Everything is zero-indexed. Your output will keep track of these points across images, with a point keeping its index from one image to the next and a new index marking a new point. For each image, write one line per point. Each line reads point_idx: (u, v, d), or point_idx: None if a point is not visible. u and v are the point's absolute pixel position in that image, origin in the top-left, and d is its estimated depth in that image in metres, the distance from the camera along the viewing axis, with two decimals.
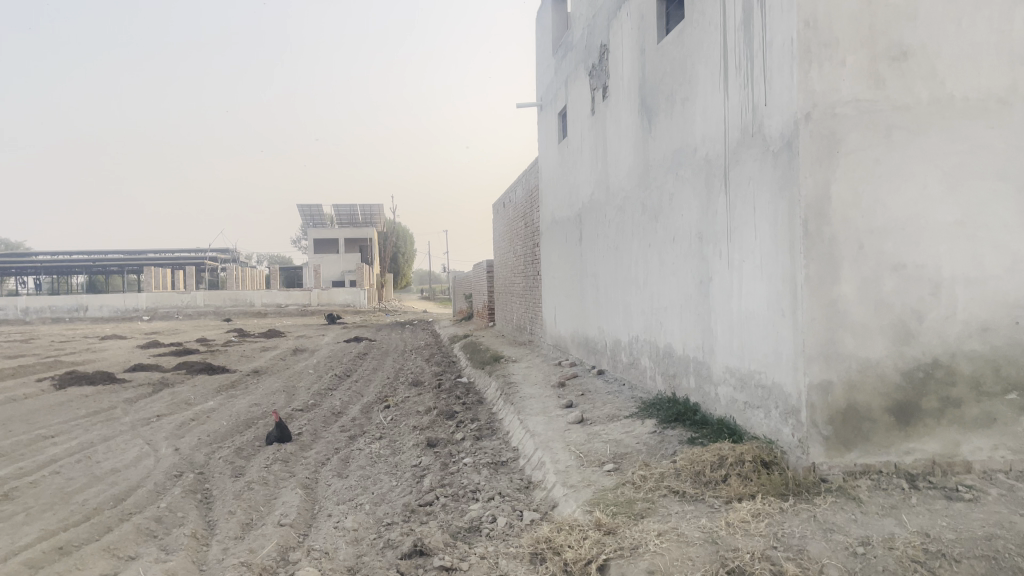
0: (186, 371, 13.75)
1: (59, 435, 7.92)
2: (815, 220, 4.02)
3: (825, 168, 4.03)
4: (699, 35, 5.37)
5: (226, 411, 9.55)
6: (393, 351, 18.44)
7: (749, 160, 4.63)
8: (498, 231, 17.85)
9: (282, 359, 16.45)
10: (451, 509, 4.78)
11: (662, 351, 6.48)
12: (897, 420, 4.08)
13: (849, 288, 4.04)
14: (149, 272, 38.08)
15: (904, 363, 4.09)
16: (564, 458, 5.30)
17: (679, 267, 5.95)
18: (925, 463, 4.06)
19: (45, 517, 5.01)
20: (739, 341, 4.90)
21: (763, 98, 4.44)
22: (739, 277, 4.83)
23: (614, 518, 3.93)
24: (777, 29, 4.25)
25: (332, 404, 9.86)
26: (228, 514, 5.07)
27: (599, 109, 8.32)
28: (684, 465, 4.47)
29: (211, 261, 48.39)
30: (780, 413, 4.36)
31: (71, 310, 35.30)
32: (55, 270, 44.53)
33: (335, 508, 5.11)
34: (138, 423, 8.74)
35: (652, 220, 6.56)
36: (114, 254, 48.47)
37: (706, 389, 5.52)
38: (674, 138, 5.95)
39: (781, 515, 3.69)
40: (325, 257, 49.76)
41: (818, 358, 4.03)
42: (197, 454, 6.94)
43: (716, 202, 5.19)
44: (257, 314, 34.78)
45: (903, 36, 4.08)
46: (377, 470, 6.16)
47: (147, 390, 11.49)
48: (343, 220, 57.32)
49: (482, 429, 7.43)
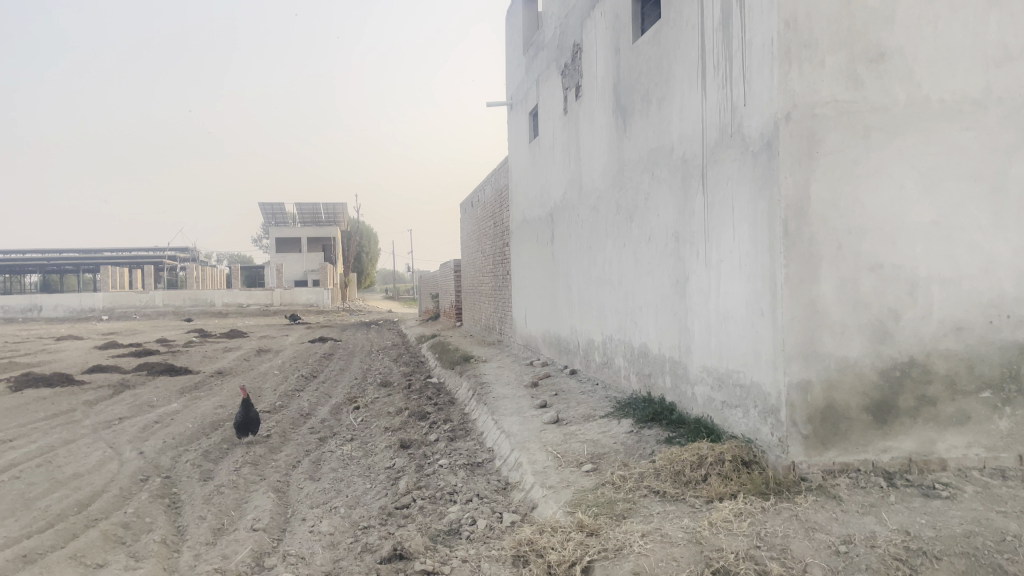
0: (148, 372, 13.45)
1: (17, 439, 7.69)
2: (795, 220, 4.04)
3: (805, 168, 4.05)
4: (676, 35, 5.37)
5: (191, 413, 9.35)
6: (360, 351, 18.26)
7: (728, 160, 4.64)
8: (466, 230, 17.78)
9: (246, 359, 16.18)
10: (429, 511, 4.72)
11: (637, 351, 6.47)
12: (875, 419, 4.12)
13: (828, 288, 4.07)
14: (107, 271, 37.28)
15: (881, 362, 4.13)
16: (542, 459, 5.26)
17: (655, 267, 5.95)
18: (901, 462, 4.11)
19: (6, 524, 4.84)
20: (717, 341, 4.91)
21: (742, 98, 4.45)
22: (718, 277, 4.84)
23: (596, 519, 3.91)
24: (756, 30, 4.27)
25: (300, 405, 9.72)
26: (198, 519, 4.95)
27: (571, 108, 8.30)
28: (664, 464, 4.46)
29: (171, 260, 47.63)
30: (758, 413, 4.38)
31: (25, 309, 34.48)
32: (8, 269, 43.47)
33: (309, 511, 5.02)
34: (99, 426, 8.52)
35: (627, 219, 6.55)
36: (70, 252, 47.46)
37: (682, 389, 5.52)
38: (650, 138, 5.95)
39: (763, 515, 3.69)
40: (288, 256, 49.22)
41: (798, 357, 4.05)
42: (164, 458, 6.77)
43: (693, 202, 5.19)
44: (218, 314, 34.21)
45: (880, 38, 4.12)
46: (350, 472, 6.06)
47: (108, 392, 11.21)
48: (306, 219, 56.69)
49: (455, 430, 7.37)
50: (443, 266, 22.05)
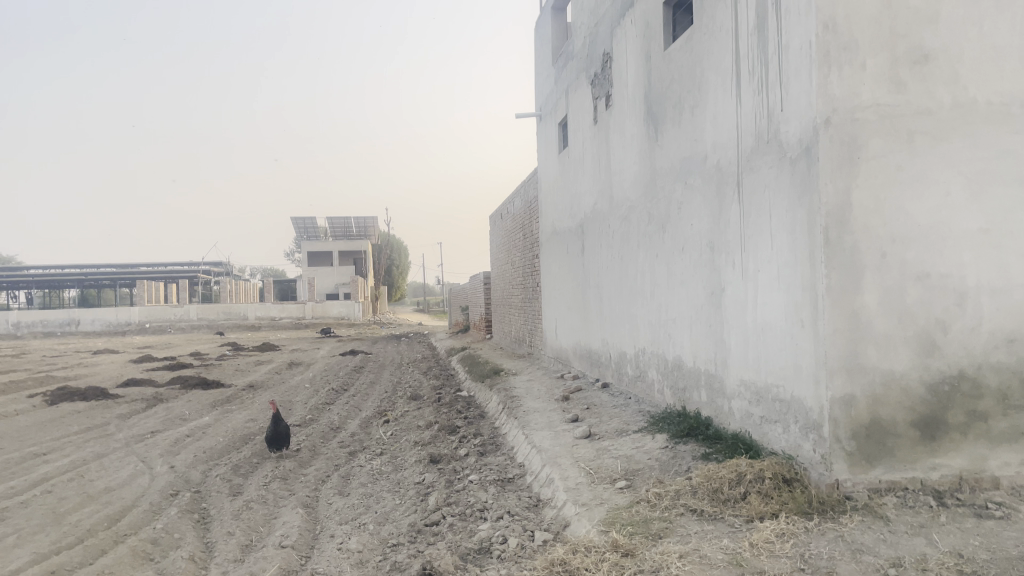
0: (181, 386, 13.52)
1: (50, 453, 7.72)
2: (836, 228, 3.90)
3: (846, 174, 3.90)
4: (708, 41, 5.27)
5: (222, 427, 9.37)
6: (391, 364, 18.25)
7: (765, 167, 4.51)
8: (496, 242, 17.71)
9: (279, 373, 16.24)
10: (458, 529, 4.62)
11: (671, 364, 6.33)
12: (923, 435, 3.95)
13: (872, 298, 3.91)
14: (142, 285, 37.78)
15: (928, 375, 3.96)
16: (574, 475, 5.14)
17: (689, 278, 5.82)
18: (952, 480, 3.92)
19: (36, 539, 4.82)
20: (755, 353, 4.76)
21: (780, 103, 4.32)
22: (755, 287, 4.70)
23: (631, 539, 3.78)
24: (793, 33, 4.14)
25: (330, 419, 9.66)
26: (227, 535, 4.90)
27: (601, 117, 8.21)
28: (701, 482, 4.31)
29: (205, 274, 48.26)
30: (799, 428, 4.22)
31: (62, 324, 35.07)
32: (47, 284, 44.29)
33: (338, 528, 4.94)
34: (131, 439, 8.54)
35: (659, 230, 6.42)
36: (107, 268, 48.31)
37: (719, 403, 5.38)
38: (682, 146, 5.84)
39: (807, 535, 3.54)
40: (320, 270, 49.62)
41: (841, 371, 3.89)
42: (194, 472, 6.75)
43: (729, 211, 5.06)
44: (251, 328, 34.50)
45: (924, 39, 3.97)
46: (379, 487, 5.99)
47: (140, 406, 11.27)
48: (337, 232, 57.16)
49: (485, 444, 7.27)
50: (472, 278, 22.00)
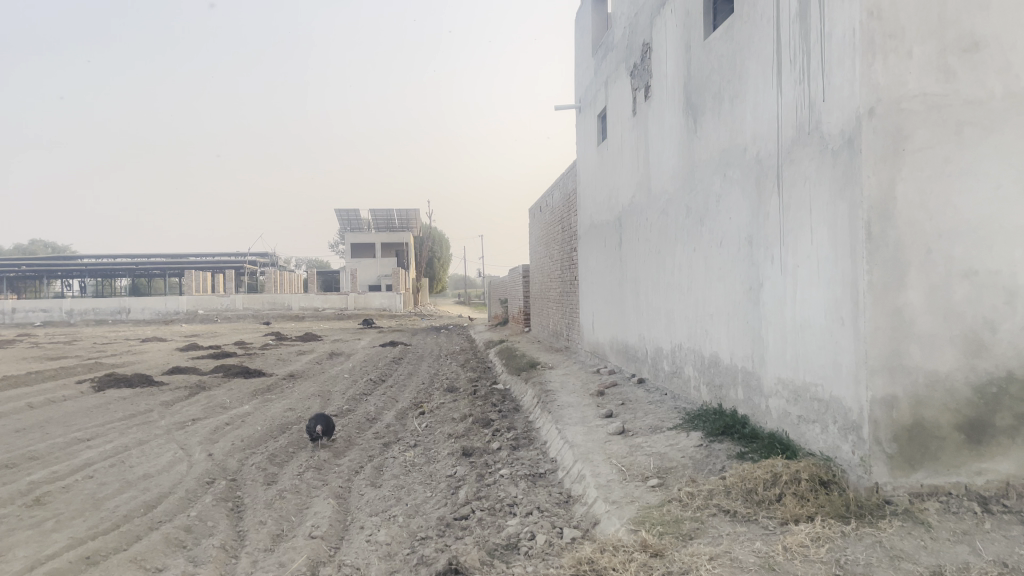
0: (224, 375, 13.72)
1: (94, 439, 7.88)
2: (879, 222, 3.76)
3: (891, 167, 3.76)
4: (750, 29, 5.12)
5: (261, 415, 9.47)
6: (430, 356, 18.34)
7: (806, 160, 4.37)
8: (536, 234, 17.62)
9: (319, 363, 16.38)
10: (487, 524, 4.58)
11: (708, 360, 6.21)
12: (969, 438, 3.80)
13: (916, 296, 3.77)
14: (189, 275, 38.46)
15: (975, 376, 3.80)
16: (606, 472, 5.07)
17: (727, 272, 5.69)
18: (998, 485, 3.77)
19: (74, 524, 4.91)
20: (794, 351, 4.63)
21: (821, 93, 4.18)
22: (794, 283, 4.57)
23: (661, 539, 3.71)
24: (836, 20, 4.00)
25: (367, 409, 9.70)
26: (259, 524, 4.92)
27: (640, 109, 8.09)
28: (735, 482, 4.21)
29: (251, 265, 49.07)
30: (838, 429, 4.09)
31: (113, 311, 35.95)
32: (99, 273, 45.41)
33: (367, 520, 4.94)
34: (172, 426, 8.68)
35: (697, 223, 6.30)
36: (157, 258, 49.37)
37: (756, 402, 5.25)
38: (721, 138, 5.70)
39: (843, 540, 3.42)
40: (363, 262, 50.10)
41: (882, 371, 3.76)
42: (231, 461, 6.82)
43: (768, 204, 4.93)
44: (294, 318, 34.95)
45: (974, 26, 3.80)
46: (411, 480, 5.98)
47: (183, 394, 11.47)
48: (380, 224, 57.63)
49: (519, 438, 7.23)
50: (512, 271, 21.98)
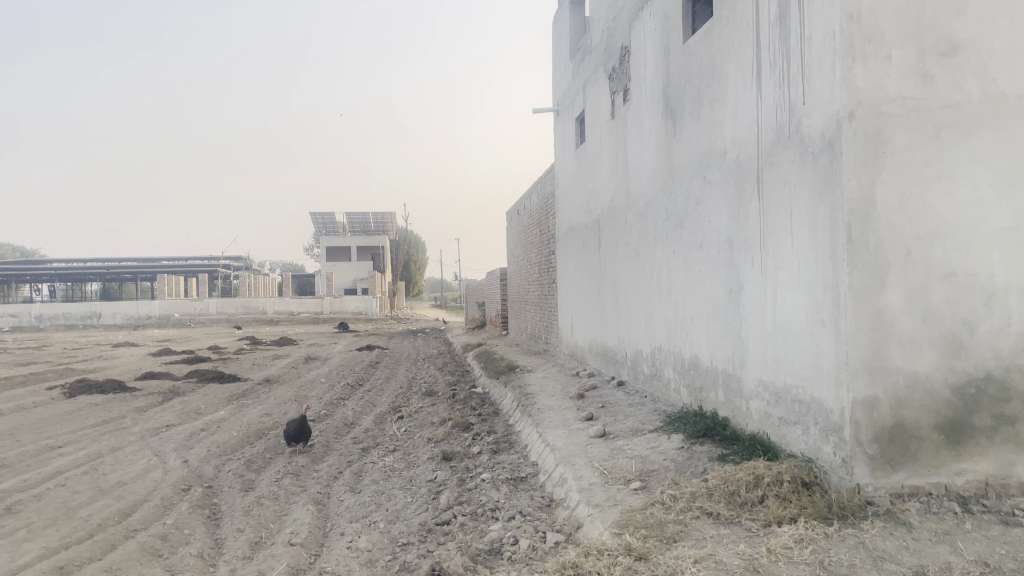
0: (198, 380, 13.53)
1: (65, 446, 7.73)
2: (859, 224, 3.78)
3: (871, 169, 3.79)
4: (729, 32, 5.15)
5: (236, 421, 9.35)
6: (407, 360, 18.24)
7: (786, 162, 4.39)
8: (513, 237, 17.60)
9: (295, 367, 16.22)
10: (470, 529, 4.55)
11: (688, 363, 6.22)
12: (948, 439, 3.83)
13: (896, 298, 3.79)
14: (162, 279, 37.91)
15: (954, 378, 3.84)
16: (588, 475, 5.06)
17: (707, 275, 5.71)
18: (977, 485, 3.80)
19: (46, 534, 4.80)
20: (775, 354, 4.65)
21: (802, 95, 4.20)
22: (775, 285, 4.58)
23: (645, 542, 3.70)
24: (816, 24, 4.02)
25: (345, 414, 9.61)
26: (237, 532, 4.85)
27: (619, 112, 8.10)
28: (717, 484, 4.21)
29: (225, 269, 48.59)
30: (819, 431, 4.11)
31: (83, 316, 35.38)
32: (69, 278, 44.64)
33: (348, 526, 4.88)
34: (146, 433, 8.55)
35: (677, 227, 6.32)
36: (128, 262, 48.72)
37: (736, 404, 5.27)
38: (701, 141, 5.72)
39: (826, 542, 3.43)
40: (338, 266, 49.80)
41: (864, 372, 3.77)
42: (207, 467, 6.72)
43: (748, 207, 4.94)
44: (269, 322, 34.63)
45: (952, 30, 3.84)
46: (391, 485, 5.93)
47: (157, 399, 11.30)
48: (355, 228, 57.34)
49: (499, 442, 7.20)
50: (489, 275, 21.96)
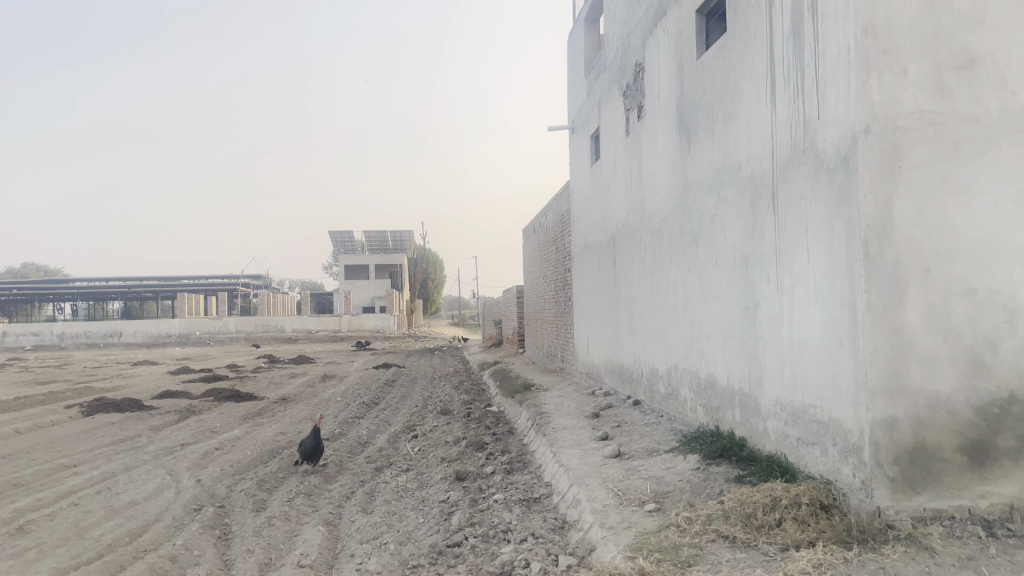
0: (215, 399, 13.53)
1: (81, 465, 7.74)
2: (876, 240, 3.71)
3: (888, 184, 3.71)
4: (743, 48, 5.11)
5: (251, 440, 9.34)
6: (423, 378, 18.24)
7: (801, 178, 4.33)
8: (530, 254, 17.58)
9: (311, 386, 16.21)
10: (481, 551, 4.48)
11: (704, 382, 6.14)
12: (971, 460, 3.72)
13: (915, 316, 3.70)
14: (183, 298, 38.24)
15: (976, 397, 3.74)
16: (602, 496, 4.97)
17: (722, 293, 5.63)
18: (1002, 508, 3.69)
19: (57, 553, 4.78)
20: (792, 373, 4.56)
21: (816, 110, 4.14)
22: (791, 303, 4.50)
23: (659, 566, 3.62)
24: (830, 37, 3.97)
25: (359, 433, 9.57)
26: (247, 553, 4.81)
27: (633, 129, 8.07)
28: (734, 506, 4.12)
29: (244, 287, 48.93)
30: (838, 451, 4.01)
31: (104, 335, 35.69)
32: (91, 296, 45.12)
33: (358, 547, 4.83)
34: (161, 452, 8.54)
35: (692, 243, 6.26)
36: (149, 280, 49.20)
37: (753, 423, 5.17)
38: (715, 157, 5.66)
39: (846, 567, 3.32)
40: (356, 284, 50.03)
41: (883, 392, 3.68)
42: (220, 487, 6.69)
43: (764, 223, 4.87)
44: (287, 340, 34.78)
45: (969, 42, 3.78)
46: (403, 505, 5.87)
47: (174, 418, 11.32)
48: (373, 246, 57.63)
49: (513, 462, 7.12)
50: (506, 292, 21.96)
